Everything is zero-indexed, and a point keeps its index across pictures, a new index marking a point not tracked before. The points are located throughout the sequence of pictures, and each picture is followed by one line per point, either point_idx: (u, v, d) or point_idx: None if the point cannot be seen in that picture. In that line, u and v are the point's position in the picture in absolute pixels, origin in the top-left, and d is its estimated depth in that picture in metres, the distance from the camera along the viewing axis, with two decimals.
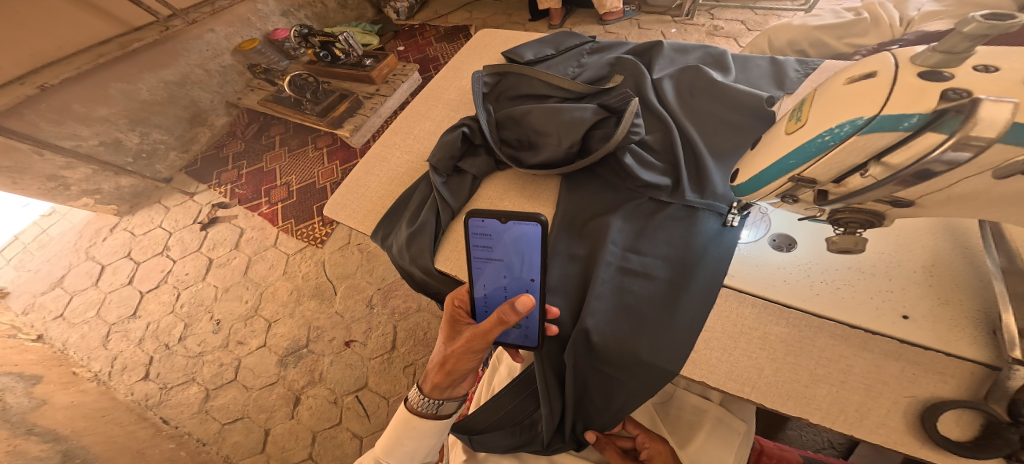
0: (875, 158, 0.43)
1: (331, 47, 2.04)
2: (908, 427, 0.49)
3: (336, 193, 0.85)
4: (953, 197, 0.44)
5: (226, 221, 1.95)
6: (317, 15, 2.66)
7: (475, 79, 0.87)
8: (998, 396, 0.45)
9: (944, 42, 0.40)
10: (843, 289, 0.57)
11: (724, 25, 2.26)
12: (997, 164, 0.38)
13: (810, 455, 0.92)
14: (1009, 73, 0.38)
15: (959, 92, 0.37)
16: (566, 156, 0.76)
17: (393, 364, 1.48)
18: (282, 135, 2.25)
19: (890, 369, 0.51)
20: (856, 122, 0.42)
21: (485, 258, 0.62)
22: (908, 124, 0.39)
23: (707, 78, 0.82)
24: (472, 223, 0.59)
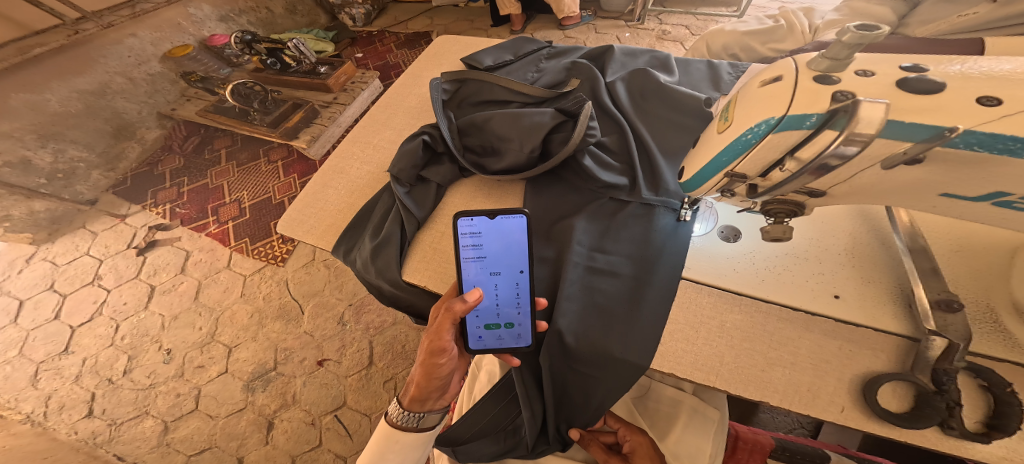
0: (785, 157, 0.43)
1: (279, 54, 1.95)
2: (853, 402, 0.50)
3: (291, 209, 0.79)
4: (868, 187, 0.43)
5: (167, 244, 1.81)
6: (263, 21, 2.58)
7: (434, 87, 0.84)
8: (921, 367, 0.48)
9: (827, 50, 0.41)
10: (783, 274, 0.60)
11: (671, 29, 2.36)
12: (881, 157, 0.39)
13: (781, 435, 0.95)
14: (885, 76, 0.40)
15: (845, 93, 0.39)
16: (528, 161, 0.75)
17: (371, 380, 1.41)
18: (228, 148, 2.12)
19: (831, 347, 0.53)
20: (769, 121, 0.41)
21: (474, 261, 0.59)
22: (809, 122, 0.40)
23: (656, 79, 0.84)
24: (460, 223, 0.57)
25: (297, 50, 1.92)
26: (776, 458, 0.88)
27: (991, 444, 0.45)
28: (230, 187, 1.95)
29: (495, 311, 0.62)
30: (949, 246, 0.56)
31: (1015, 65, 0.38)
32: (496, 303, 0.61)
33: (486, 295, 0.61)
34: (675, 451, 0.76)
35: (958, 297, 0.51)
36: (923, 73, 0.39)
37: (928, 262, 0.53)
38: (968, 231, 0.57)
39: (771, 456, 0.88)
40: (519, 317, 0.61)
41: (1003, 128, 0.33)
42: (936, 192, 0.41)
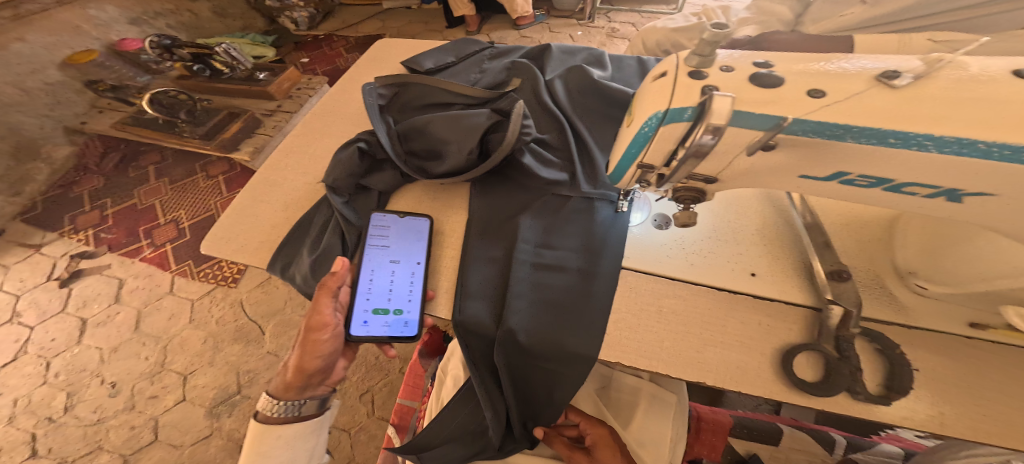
0: (680, 149, 0.42)
1: (209, 60, 1.83)
2: (775, 376, 0.54)
3: (217, 227, 0.75)
4: (745, 174, 0.43)
5: (94, 273, 1.68)
6: (186, 24, 2.46)
7: (367, 92, 0.82)
8: (826, 336, 0.53)
9: (694, 46, 0.41)
10: (709, 256, 0.64)
11: (620, 27, 2.43)
12: (746, 145, 0.39)
13: (742, 412, 1.03)
14: (741, 72, 0.39)
15: (712, 88, 0.38)
16: (469, 163, 0.74)
17: (345, 395, 1.38)
18: (156, 165, 1.98)
19: (753, 324, 0.58)
20: (657, 115, 0.41)
21: (377, 248, 0.69)
22: (688, 115, 0.39)
23: (590, 77, 0.87)
24: (374, 217, 0.71)
25: (229, 56, 1.78)
26: (736, 435, 0.96)
27: (890, 405, 0.49)
28: (166, 205, 1.84)
29: (387, 296, 0.66)
30: (839, 222, 0.62)
31: (884, 65, 0.38)
32: (390, 294, 0.66)
33: (382, 281, 0.67)
34: (639, 439, 0.80)
35: (846, 266, 0.57)
36: (770, 68, 0.39)
37: (820, 236, 0.60)
38: (851, 208, 0.64)
39: (731, 434, 0.96)
40: (409, 304, 0.65)
41: (827, 116, 0.35)
42: (795, 174, 0.42)
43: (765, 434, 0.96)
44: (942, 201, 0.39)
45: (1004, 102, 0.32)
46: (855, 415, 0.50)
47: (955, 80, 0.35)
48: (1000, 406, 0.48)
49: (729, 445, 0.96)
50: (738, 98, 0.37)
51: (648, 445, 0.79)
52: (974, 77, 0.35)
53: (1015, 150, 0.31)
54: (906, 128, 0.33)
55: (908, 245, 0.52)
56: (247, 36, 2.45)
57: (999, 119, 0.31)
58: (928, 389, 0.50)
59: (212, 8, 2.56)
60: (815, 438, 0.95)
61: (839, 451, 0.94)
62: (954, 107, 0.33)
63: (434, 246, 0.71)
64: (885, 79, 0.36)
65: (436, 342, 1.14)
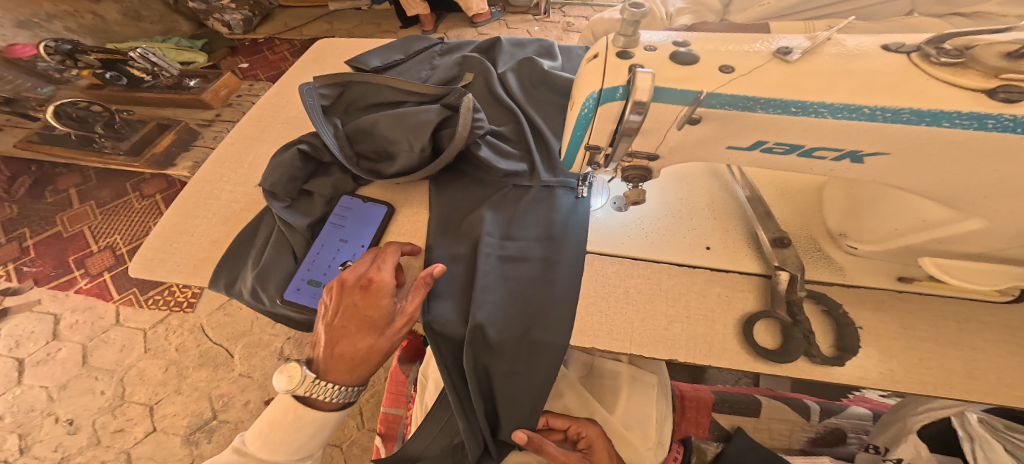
0: (619, 128, 0.42)
1: (124, 67, 1.76)
2: (741, 346, 0.55)
3: (147, 246, 0.70)
4: (679, 147, 0.44)
5: (23, 310, 1.54)
6: (90, 27, 2.22)
7: (306, 94, 0.78)
8: (779, 303, 0.56)
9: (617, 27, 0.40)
10: (666, 233, 0.64)
11: (575, 21, 2.47)
12: (674, 120, 0.40)
13: (721, 389, 1.09)
14: (662, 50, 0.39)
15: (639, 65, 0.39)
16: (421, 161, 0.72)
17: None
18: (78, 186, 1.83)
19: (713, 295, 0.59)
20: (593, 95, 0.41)
21: (332, 225, 0.68)
22: (620, 94, 0.39)
23: (541, 68, 0.87)
24: (344, 198, 0.72)
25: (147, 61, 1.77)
26: (719, 410, 1.01)
27: (845, 365, 0.51)
28: (95, 233, 1.69)
29: (324, 271, 0.63)
30: (775, 192, 0.65)
31: (807, 43, 0.38)
32: (328, 268, 0.64)
33: (324, 256, 0.65)
34: (624, 422, 0.80)
35: (786, 232, 0.60)
36: (688, 46, 0.40)
37: (761, 207, 0.63)
38: (787, 179, 0.67)
39: (714, 410, 1.01)
40: None
41: (743, 88, 0.36)
42: (722, 146, 0.43)
43: (745, 406, 1.01)
44: (848, 164, 0.41)
45: (874, 73, 0.35)
46: (815, 378, 0.52)
47: (836, 55, 0.37)
48: (931, 353, 0.51)
49: (714, 421, 1.00)
50: (659, 75, 0.38)
51: (633, 424, 0.80)
52: (851, 52, 0.37)
53: (896, 112, 0.34)
54: (804, 97, 0.35)
55: (833, 211, 0.55)
56: (170, 40, 2.29)
57: (872, 86, 0.34)
58: (874, 347, 0.52)
59: (122, 9, 2.35)
60: (790, 406, 1.00)
61: (815, 418, 0.98)
62: (837, 77, 0.36)
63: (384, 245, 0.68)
64: (779, 54, 0.37)
65: (414, 347, 1.04)
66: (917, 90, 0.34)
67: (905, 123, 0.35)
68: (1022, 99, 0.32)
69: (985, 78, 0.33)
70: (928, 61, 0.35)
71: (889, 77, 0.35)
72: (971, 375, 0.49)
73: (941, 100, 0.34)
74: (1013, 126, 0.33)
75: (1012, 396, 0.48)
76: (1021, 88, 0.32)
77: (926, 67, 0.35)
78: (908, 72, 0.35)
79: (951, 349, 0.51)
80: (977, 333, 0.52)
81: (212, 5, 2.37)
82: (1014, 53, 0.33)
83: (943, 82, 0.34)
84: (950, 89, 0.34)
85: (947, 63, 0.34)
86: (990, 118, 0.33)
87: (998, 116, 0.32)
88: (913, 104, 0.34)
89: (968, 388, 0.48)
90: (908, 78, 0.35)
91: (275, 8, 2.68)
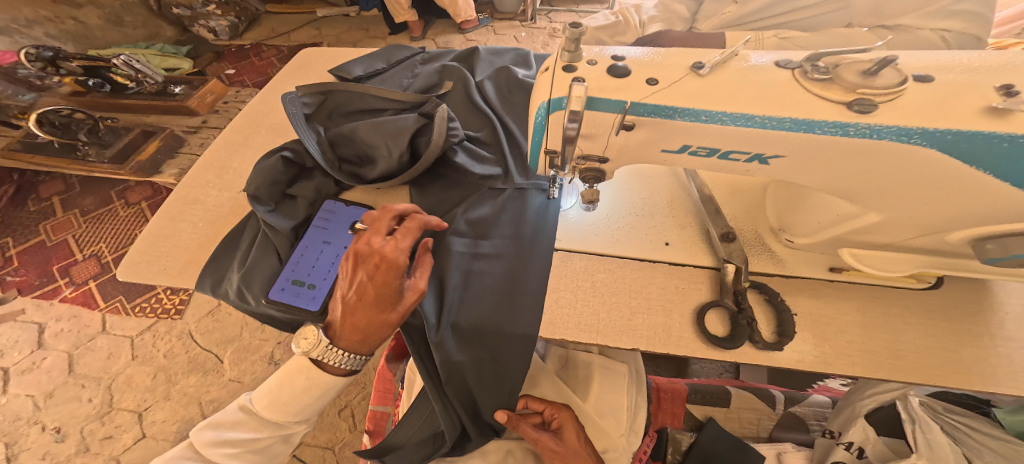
0: (565, 135, 0.47)
1: (107, 73, 1.77)
2: (695, 333, 0.59)
3: (135, 250, 0.73)
4: (624, 151, 0.48)
5: (8, 320, 1.55)
6: (70, 33, 2.23)
7: (289, 102, 0.81)
8: (728, 292, 0.60)
9: (562, 43, 0.45)
10: (629, 230, 0.69)
11: (561, 26, 2.52)
12: (615, 127, 0.45)
13: (696, 380, 1.13)
14: (601, 64, 0.44)
15: (579, 79, 0.43)
16: (400, 166, 0.75)
17: (324, 411, 1.36)
18: (62, 195, 1.84)
19: (672, 288, 0.64)
20: (542, 105, 0.45)
21: (316, 229, 0.72)
22: (565, 103, 0.44)
23: (516, 76, 0.92)
24: (327, 202, 0.75)
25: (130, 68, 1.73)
26: (692, 401, 1.05)
27: (785, 349, 0.57)
28: (80, 241, 1.70)
29: (307, 270, 0.67)
30: (726, 191, 0.70)
31: (726, 54, 0.43)
32: (312, 268, 0.67)
33: (307, 256, 0.68)
34: (597, 409, 0.83)
35: (733, 228, 0.65)
36: (625, 60, 0.44)
37: (712, 205, 0.68)
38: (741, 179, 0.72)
39: (687, 401, 1.05)
40: (325, 280, 0.66)
41: (662, 99, 0.41)
42: (657, 149, 0.48)
43: (717, 396, 1.05)
44: (758, 165, 0.46)
45: (771, 85, 0.40)
46: (759, 362, 0.57)
47: (743, 69, 0.42)
48: (859, 336, 0.58)
49: (687, 411, 1.04)
50: (595, 88, 0.42)
51: (607, 412, 0.83)
52: (752, 66, 0.42)
53: (780, 121, 0.39)
54: (711, 107, 0.40)
55: (775, 206, 0.61)
56: (153, 46, 2.30)
57: (774, 99, 0.39)
58: (810, 332, 0.58)
59: (103, 14, 2.35)
60: (758, 395, 1.06)
61: (780, 406, 1.04)
62: (742, 88, 0.40)
63: None
64: (693, 69, 0.42)
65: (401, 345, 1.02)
66: (800, 101, 0.39)
67: (787, 130, 0.40)
68: (872, 110, 0.37)
69: (845, 91, 0.38)
70: (805, 77, 0.40)
71: (778, 89, 0.40)
72: (893, 355, 0.56)
73: (813, 111, 0.39)
74: (869, 133, 0.38)
75: (928, 373, 0.54)
76: (872, 101, 0.37)
77: (805, 84, 0.40)
78: (790, 86, 0.40)
79: (877, 332, 0.58)
80: (900, 318, 0.58)
81: (198, 11, 2.42)
82: (867, 70, 0.38)
83: (817, 95, 0.39)
84: (819, 102, 0.39)
85: (818, 79, 0.39)
86: (850, 126, 0.38)
87: (856, 125, 0.38)
88: (792, 113, 0.39)
89: (891, 367, 0.55)
90: (790, 91, 0.40)
91: (262, 13, 2.72)
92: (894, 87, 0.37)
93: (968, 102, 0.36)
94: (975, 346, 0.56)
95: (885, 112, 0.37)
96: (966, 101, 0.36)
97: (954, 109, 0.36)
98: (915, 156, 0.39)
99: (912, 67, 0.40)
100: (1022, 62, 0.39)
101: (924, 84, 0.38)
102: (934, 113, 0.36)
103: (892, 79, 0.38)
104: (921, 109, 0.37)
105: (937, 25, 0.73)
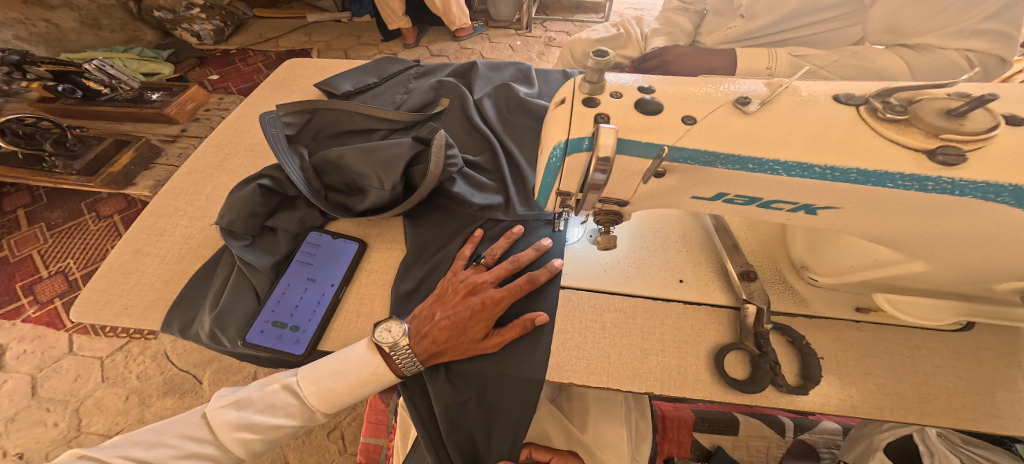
0: (587, 179, 0.42)
1: (77, 78, 1.67)
2: (712, 377, 0.55)
3: (91, 287, 0.67)
4: (648, 196, 0.45)
5: None
6: (42, 36, 2.17)
7: (269, 123, 0.75)
8: (747, 335, 0.56)
9: (584, 73, 0.41)
10: (641, 266, 0.64)
11: (556, 36, 2.50)
12: (642, 173, 0.41)
13: (700, 406, 1.07)
14: (628, 97, 0.41)
15: (604, 116, 0.40)
16: (393, 198, 0.70)
17: (312, 434, 1.27)
18: (29, 207, 1.74)
19: (685, 328, 0.59)
20: (559, 145, 0.41)
21: (299, 265, 0.66)
22: (586, 144, 0.40)
23: (517, 94, 0.87)
24: (311, 235, 0.70)
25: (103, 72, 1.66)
26: (699, 430, 1.00)
27: (809, 395, 0.52)
28: (47, 257, 1.60)
29: (290, 312, 0.61)
30: (741, 225, 0.66)
31: (763, 98, 0.39)
32: (294, 310, 0.61)
33: (289, 296, 0.62)
34: (597, 443, 0.77)
35: (752, 266, 0.61)
36: (653, 93, 0.41)
37: (729, 239, 0.64)
38: None
39: (694, 430, 1.00)
40: (310, 322, 0.61)
41: (704, 143, 0.38)
42: (688, 195, 0.44)
43: (723, 424, 1.00)
44: (802, 214, 0.42)
45: (821, 125, 0.37)
46: (782, 406, 0.53)
47: (792, 105, 0.38)
48: (888, 379, 0.53)
49: (694, 440, 1.00)
50: (624, 128, 0.39)
51: (607, 447, 0.77)
52: (804, 101, 0.39)
53: (844, 172, 0.35)
54: (761, 154, 0.37)
55: (797, 243, 0.57)
56: (132, 50, 2.22)
57: (826, 143, 0.36)
58: (835, 374, 0.54)
59: (80, 17, 2.27)
60: (766, 422, 1.01)
61: (789, 433, 1.00)
62: (795, 130, 0.37)
63: (354, 283, 0.65)
64: (739, 105, 0.38)
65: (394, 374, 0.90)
66: (865, 148, 0.35)
67: (853, 182, 0.36)
68: (959, 162, 0.33)
69: (926, 137, 0.35)
70: (875, 115, 0.37)
71: (840, 131, 0.36)
72: (924, 398, 0.52)
73: (886, 160, 0.35)
74: (950, 189, 0.34)
75: (962, 418, 0.50)
76: (959, 150, 0.34)
77: (874, 123, 0.36)
78: (855, 127, 0.36)
79: (906, 374, 0.54)
80: (929, 359, 0.54)
81: (180, 15, 2.33)
82: (954, 111, 0.34)
83: (889, 139, 0.35)
84: (893, 147, 0.35)
85: (891, 119, 0.36)
86: (930, 181, 0.34)
87: (937, 179, 0.34)
88: (860, 164, 0.35)
89: (922, 412, 0.51)
90: (858, 133, 0.36)
91: (249, 17, 2.66)
92: (981, 133, 0.34)
93: None
94: (1010, 389, 0.52)
95: (975, 164, 0.33)
96: None
97: None
98: (991, 212, 0.35)
99: (988, 106, 0.36)
100: None
101: (1015, 127, 0.35)
102: (1018, 169, 0.33)
103: (981, 123, 0.34)
104: (1011, 161, 0.33)
105: (963, 45, 0.67)
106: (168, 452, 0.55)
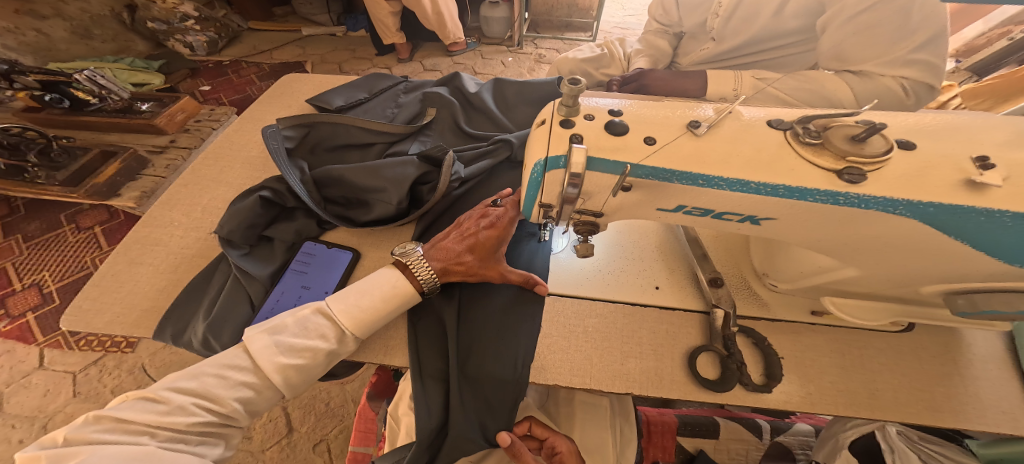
0: (562, 193, 0.47)
1: (66, 89, 1.68)
2: (686, 377, 0.59)
3: (82, 297, 0.69)
4: (619, 209, 0.50)
5: None
6: (31, 45, 2.17)
7: (270, 137, 0.78)
8: (716, 337, 0.61)
9: (560, 98, 0.46)
10: (621, 274, 0.69)
11: (546, 53, 2.59)
12: (611, 187, 0.46)
13: (685, 411, 1.12)
14: (598, 120, 0.46)
15: (578, 137, 0.45)
16: (399, 211, 0.74)
17: (297, 447, 1.27)
18: (6, 218, 1.73)
19: (660, 331, 0.64)
20: (539, 163, 0.46)
21: (294, 272, 0.69)
22: (562, 162, 0.45)
23: (511, 88, 0.95)
24: (305, 245, 0.73)
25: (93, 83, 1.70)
26: (683, 434, 1.04)
27: (771, 392, 0.57)
28: (20, 270, 1.59)
29: None
30: (711, 235, 0.72)
31: (713, 121, 0.45)
32: None
33: (284, 304, 0.65)
34: (583, 446, 0.80)
35: (720, 273, 0.67)
36: (621, 116, 0.46)
37: (699, 249, 0.69)
38: None
39: (678, 434, 1.04)
40: None
41: (662, 162, 0.43)
42: (653, 208, 0.49)
43: (706, 428, 1.04)
44: (750, 225, 0.48)
45: (758, 148, 0.42)
46: (747, 404, 0.57)
47: (734, 129, 0.44)
48: (840, 377, 0.58)
49: (678, 445, 1.03)
50: (594, 148, 0.44)
51: (592, 450, 0.79)
52: (745, 126, 0.44)
53: (775, 188, 0.41)
54: (710, 173, 0.42)
55: (758, 252, 0.62)
56: (123, 60, 2.24)
57: (760, 165, 0.41)
58: (793, 373, 0.59)
59: (71, 27, 2.27)
60: (744, 426, 1.05)
61: (766, 436, 1.03)
62: (735, 153, 0.42)
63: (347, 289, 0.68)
64: (690, 128, 0.44)
65: (384, 382, 1.00)
66: (792, 169, 0.41)
67: (782, 197, 0.42)
68: (861, 180, 0.39)
69: (836, 159, 0.41)
70: (798, 140, 0.42)
71: (770, 154, 0.42)
72: (872, 395, 0.57)
73: (806, 179, 0.41)
74: (860, 203, 0.40)
75: (905, 412, 0.55)
76: (861, 171, 0.40)
77: (798, 147, 0.42)
78: (783, 150, 0.42)
79: (856, 373, 0.59)
80: (875, 358, 0.60)
81: (174, 26, 2.37)
82: (856, 137, 0.40)
83: (808, 161, 0.41)
84: (813, 168, 0.41)
85: (810, 143, 0.42)
86: (841, 196, 0.40)
87: (846, 195, 0.40)
88: (786, 182, 0.41)
89: (871, 407, 0.56)
90: (785, 156, 0.42)
91: (244, 30, 2.71)
92: (880, 156, 0.40)
93: (945, 176, 0.39)
94: (946, 384, 0.57)
95: (874, 182, 0.40)
96: (942, 174, 0.39)
97: (933, 181, 0.39)
98: (895, 223, 0.41)
99: (888, 133, 0.42)
100: (978, 127, 0.42)
101: (908, 150, 0.41)
102: (912, 188, 0.39)
103: (879, 147, 0.40)
104: (904, 182, 0.39)
105: (898, 72, 0.75)
106: (213, 382, 0.53)
